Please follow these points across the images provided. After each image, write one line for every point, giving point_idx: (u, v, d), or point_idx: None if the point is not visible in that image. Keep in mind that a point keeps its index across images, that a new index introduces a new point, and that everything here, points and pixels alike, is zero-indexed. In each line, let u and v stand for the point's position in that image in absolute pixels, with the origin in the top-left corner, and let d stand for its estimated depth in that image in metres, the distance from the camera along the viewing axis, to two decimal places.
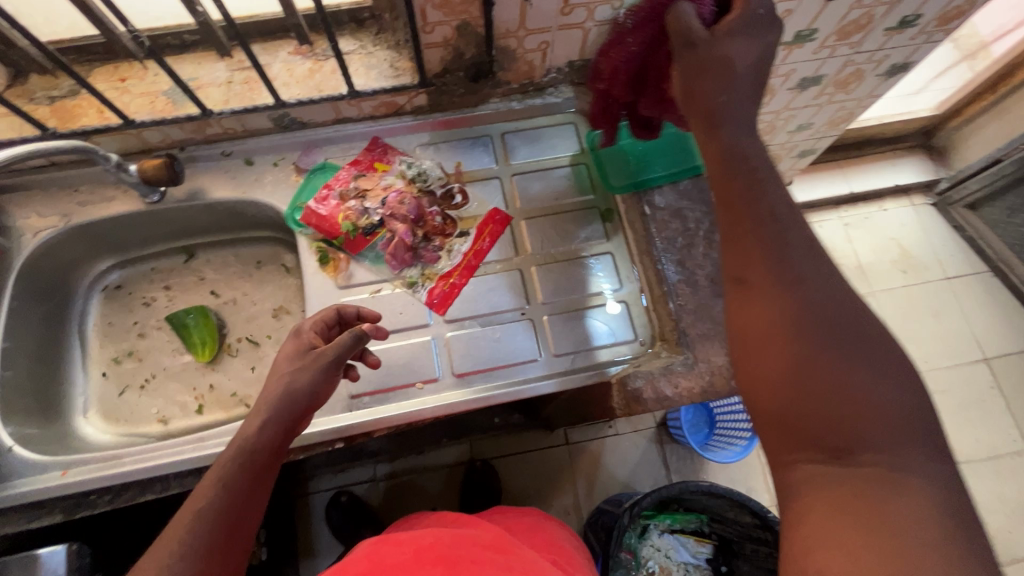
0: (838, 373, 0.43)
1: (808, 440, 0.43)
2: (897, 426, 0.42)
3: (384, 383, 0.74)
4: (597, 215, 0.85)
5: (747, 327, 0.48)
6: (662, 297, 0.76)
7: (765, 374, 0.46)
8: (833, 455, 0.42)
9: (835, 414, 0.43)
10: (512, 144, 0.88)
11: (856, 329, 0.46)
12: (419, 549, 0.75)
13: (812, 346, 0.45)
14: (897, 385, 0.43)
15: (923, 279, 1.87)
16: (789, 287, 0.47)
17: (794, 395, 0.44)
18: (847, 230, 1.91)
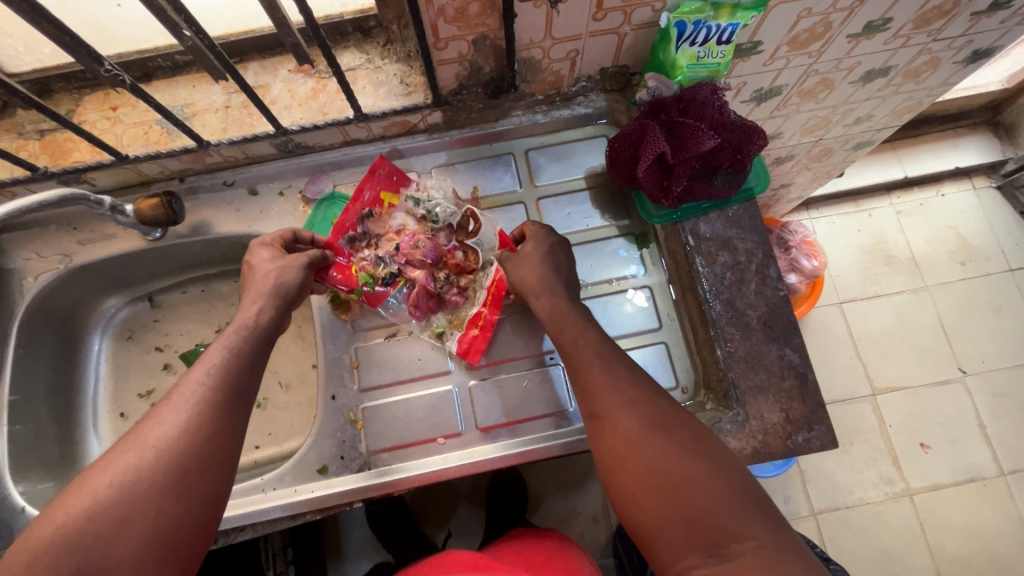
0: (679, 473, 0.53)
1: (689, 542, 0.50)
2: (745, 510, 0.51)
3: (404, 439, 0.70)
4: (631, 242, 0.77)
5: (612, 456, 0.56)
6: (708, 342, 0.68)
7: (637, 494, 0.54)
8: (716, 554, 0.49)
9: (694, 511, 0.51)
10: (537, 163, 0.80)
11: (690, 431, 0.56)
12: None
13: (662, 455, 0.54)
14: (724, 470, 0.53)
15: (983, 272, 1.72)
16: (632, 411, 0.57)
17: (665, 507, 0.52)
18: (899, 219, 1.76)
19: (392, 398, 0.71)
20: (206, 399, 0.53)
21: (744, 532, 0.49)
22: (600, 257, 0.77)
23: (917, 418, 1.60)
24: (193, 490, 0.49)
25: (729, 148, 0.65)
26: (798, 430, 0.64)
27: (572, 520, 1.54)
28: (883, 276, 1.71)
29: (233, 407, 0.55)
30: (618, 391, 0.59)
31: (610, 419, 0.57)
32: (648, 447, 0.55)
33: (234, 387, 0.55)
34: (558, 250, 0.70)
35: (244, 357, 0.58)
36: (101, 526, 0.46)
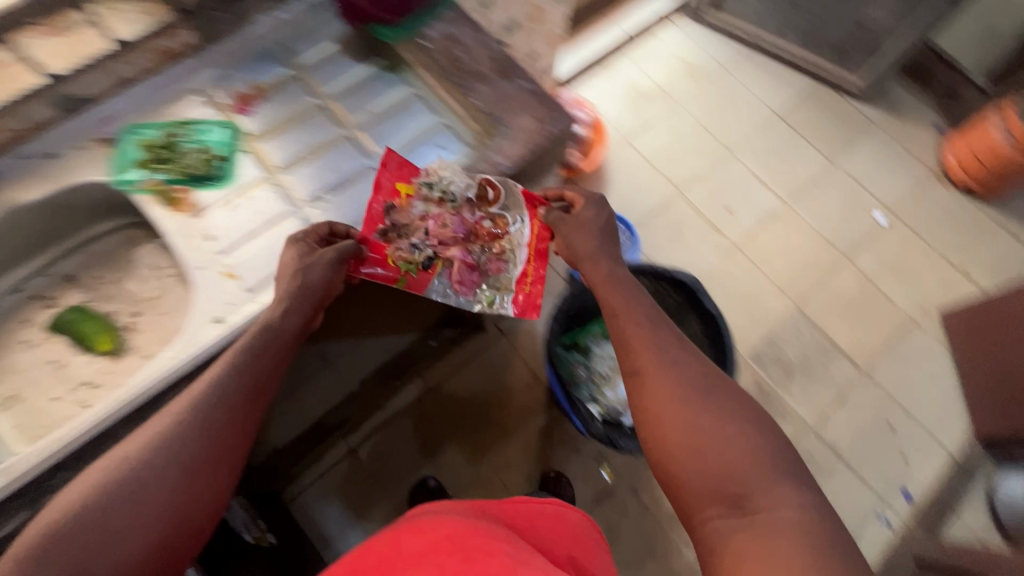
0: (705, 437, 0.73)
1: (715, 497, 0.70)
2: (772, 480, 0.70)
3: (273, 267, 0.82)
4: (390, 71, 0.96)
5: (655, 413, 0.77)
6: (463, 100, 0.92)
7: (676, 447, 0.74)
8: (740, 509, 0.69)
9: (725, 470, 0.71)
10: (294, 48, 0.96)
11: (732, 401, 0.77)
12: (436, 540, 0.71)
13: (700, 423, 0.74)
14: (749, 439, 0.73)
15: (709, 77, 2.20)
16: (676, 380, 0.79)
17: (692, 455, 0.73)
18: (638, 65, 2.19)
19: (247, 245, 0.83)
20: (217, 408, 0.73)
21: (773, 506, 0.68)
22: (373, 90, 0.94)
23: (716, 194, 2.01)
24: (205, 476, 0.71)
25: None
26: (548, 123, 0.88)
27: (512, 398, 1.70)
28: (646, 108, 2.12)
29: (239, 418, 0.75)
30: (663, 361, 0.80)
31: (654, 377, 0.80)
32: (686, 415, 0.75)
33: (240, 402, 0.75)
34: (601, 215, 0.92)
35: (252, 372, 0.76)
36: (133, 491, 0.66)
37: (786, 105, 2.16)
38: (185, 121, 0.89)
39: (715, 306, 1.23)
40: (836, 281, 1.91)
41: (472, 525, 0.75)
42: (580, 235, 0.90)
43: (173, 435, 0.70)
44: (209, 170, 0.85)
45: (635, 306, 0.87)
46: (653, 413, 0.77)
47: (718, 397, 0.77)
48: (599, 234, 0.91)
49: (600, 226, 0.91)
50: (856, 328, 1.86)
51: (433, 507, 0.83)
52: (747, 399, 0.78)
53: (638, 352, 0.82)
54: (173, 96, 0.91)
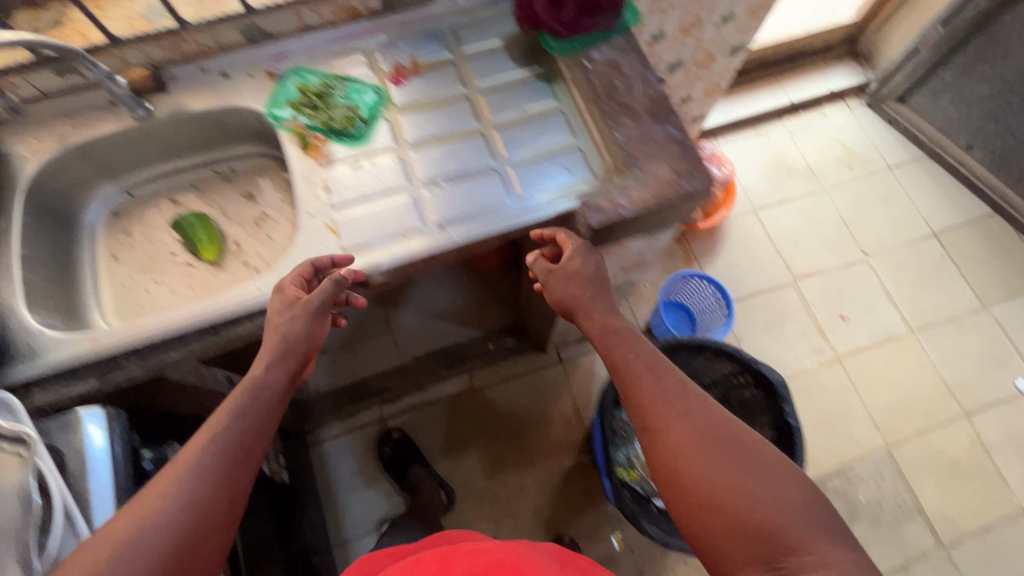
0: (738, 490, 0.58)
1: (751, 557, 0.56)
2: (814, 531, 0.55)
3: (373, 236, 0.82)
4: (543, 81, 0.95)
5: (670, 472, 0.63)
6: (609, 133, 0.86)
7: (704, 507, 0.59)
8: (776, 569, 0.54)
9: (757, 523, 0.56)
10: (462, 34, 0.98)
11: (746, 446, 0.62)
12: (491, 562, 0.66)
13: (722, 475, 0.59)
14: (790, 488, 0.58)
15: (868, 172, 2.00)
16: (681, 426, 0.64)
17: (725, 517, 0.57)
18: (792, 138, 2.05)
19: (359, 209, 0.84)
20: (199, 498, 0.57)
21: (809, 550, 0.54)
22: (520, 95, 0.94)
23: (833, 296, 1.82)
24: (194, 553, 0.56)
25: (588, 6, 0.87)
26: (685, 178, 0.82)
27: (548, 426, 1.65)
28: (787, 184, 1.97)
29: (243, 462, 0.62)
30: (667, 408, 0.66)
31: (663, 432, 0.65)
32: (714, 474, 0.60)
33: (244, 446, 0.63)
34: (589, 263, 0.82)
35: (228, 454, 0.61)
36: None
37: (948, 226, 1.92)
38: (342, 77, 0.92)
39: (800, 432, 1.08)
40: (942, 435, 1.66)
41: (529, 556, 0.69)
42: (572, 284, 0.81)
43: (177, 480, 0.58)
44: (348, 128, 0.88)
45: (635, 363, 0.72)
46: (674, 470, 0.62)
47: (745, 447, 0.62)
48: (589, 286, 0.81)
49: (592, 269, 0.82)
50: (949, 494, 1.60)
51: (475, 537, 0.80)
52: (775, 451, 0.62)
53: (658, 410, 0.66)
54: (334, 37, 0.95)
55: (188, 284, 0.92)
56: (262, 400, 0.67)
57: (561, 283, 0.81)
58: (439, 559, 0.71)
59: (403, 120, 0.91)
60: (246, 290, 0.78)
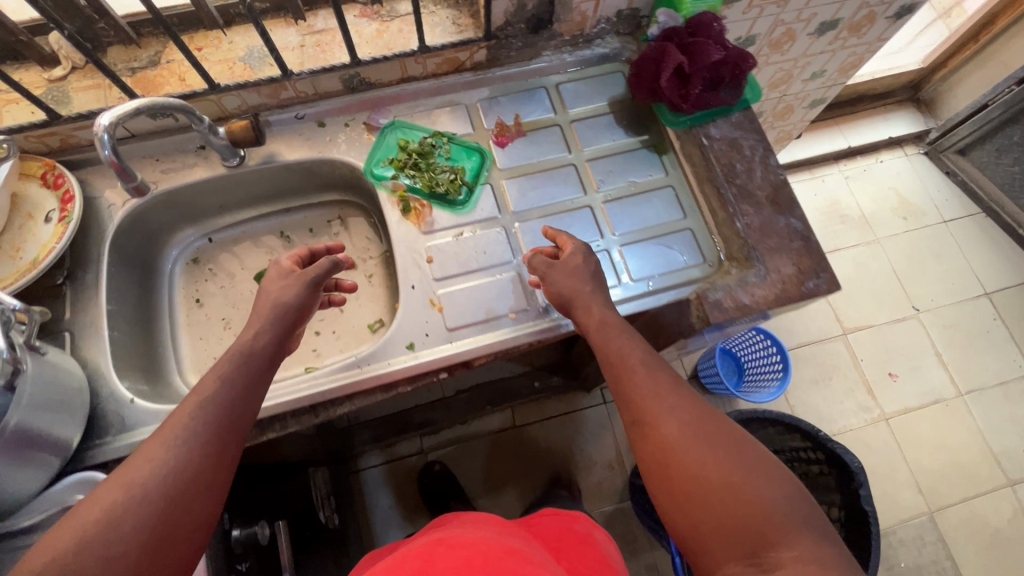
0: (724, 483, 0.56)
1: (732, 549, 0.53)
2: (791, 523, 0.54)
3: (478, 316, 0.78)
4: (652, 152, 0.90)
5: (660, 459, 0.60)
6: (728, 219, 0.82)
7: (686, 495, 0.57)
8: (756, 564, 0.52)
9: (737, 515, 0.54)
10: (567, 94, 0.94)
11: (736, 442, 0.60)
12: (471, 556, 0.68)
13: (708, 466, 0.58)
14: (775, 486, 0.56)
15: (923, 224, 1.97)
16: (675, 418, 0.62)
17: (709, 508, 0.56)
18: (848, 184, 2.00)
19: (463, 284, 0.80)
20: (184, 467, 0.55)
21: (789, 544, 0.52)
22: (628, 165, 0.89)
23: (883, 351, 1.79)
24: (184, 519, 0.54)
25: (713, 82, 0.82)
26: (809, 278, 0.78)
27: (590, 469, 1.62)
28: (841, 232, 1.93)
29: (234, 429, 0.60)
30: (661, 401, 0.64)
31: (655, 423, 0.63)
32: (700, 463, 0.58)
33: (234, 412, 0.61)
34: (591, 262, 0.77)
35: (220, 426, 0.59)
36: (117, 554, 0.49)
37: (1001, 287, 1.89)
38: (444, 133, 0.88)
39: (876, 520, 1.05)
40: (984, 503, 1.64)
41: (510, 552, 0.71)
42: (569, 277, 0.74)
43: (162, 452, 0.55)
44: (453, 192, 0.84)
45: (629, 355, 0.68)
46: (662, 462, 0.60)
47: (736, 442, 0.60)
48: (589, 280, 0.74)
49: (592, 271, 0.75)
50: (988, 564, 1.59)
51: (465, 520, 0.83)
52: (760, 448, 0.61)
53: (650, 404, 0.64)
54: (436, 89, 0.90)
55: None
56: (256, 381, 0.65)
57: (556, 274, 0.75)
58: (422, 553, 0.71)
59: (508, 186, 0.86)
60: (347, 369, 0.75)
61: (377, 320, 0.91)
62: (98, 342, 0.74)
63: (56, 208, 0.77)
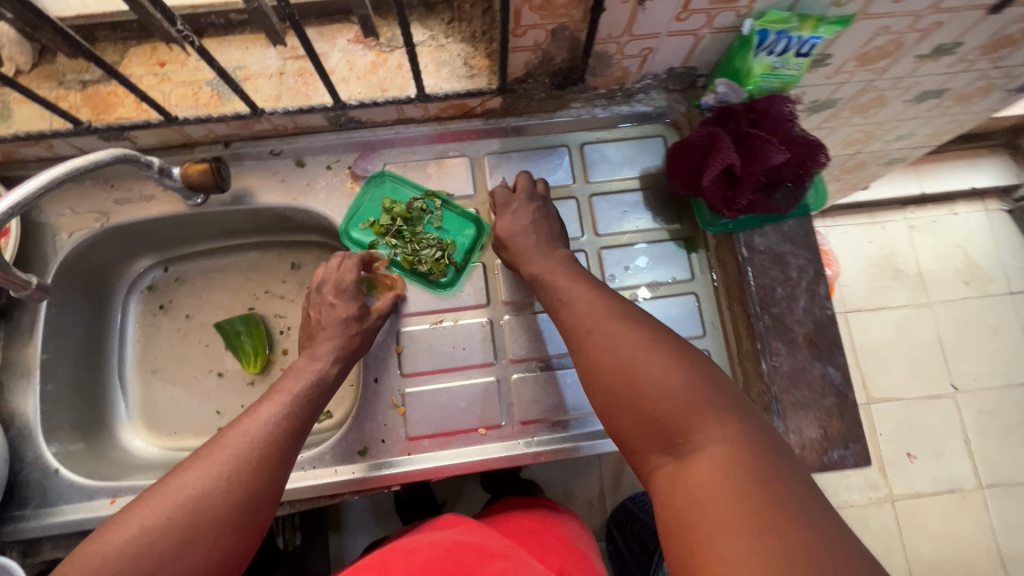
0: (641, 375, 0.51)
1: (653, 441, 0.49)
2: (710, 404, 0.47)
3: (444, 427, 0.69)
4: (680, 246, 0.77)
5: (584, 366, 0.55)
6: (754, 354, 0.69)
7: (608, 396, 0.53)
8: (680, 450, 0.46)
9: (662, 412, 0.48)
10: (592, 158, 0.78)
11: (665, 342, 0.53)
12: (430, 561, 0.55)
13: (625, 361, 0.52)
14: (697, 373, 0.50)
15: (986, 292, 1.75)
16: (600, 323, 0.56)
17: (627, 406, 0.51)
18: (911, 234, 1.77)
19: (434, 385, 0.70)
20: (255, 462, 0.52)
21: (709, 423, 0.46)
22: (648, 261, 0.76)
23: (906, 428, 1.65)
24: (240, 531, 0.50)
25: (766, 191, 0.67)
26: (835, 447, 0.65)
27: None
28: (889, 289, 1.74)
29: (293, 445, 0.56)
30: (595, 319, 0.57)
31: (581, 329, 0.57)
32: (619, 360, 0.53)
33: (294, 430, 0.57)
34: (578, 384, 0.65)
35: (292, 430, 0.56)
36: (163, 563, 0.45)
37: None
38: (438, 195, 0.75)
39: None
40: None
41: (471, 546, 0.58)
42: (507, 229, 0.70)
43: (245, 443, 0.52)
44: (436, 273, 0.72)
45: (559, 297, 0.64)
46: (595, 377, 0.54)
47: (658, 338, 0.54)
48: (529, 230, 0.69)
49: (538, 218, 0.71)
50: None
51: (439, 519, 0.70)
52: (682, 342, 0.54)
53: (582, 321, 0.58)
54: (436, 137, 0.77)
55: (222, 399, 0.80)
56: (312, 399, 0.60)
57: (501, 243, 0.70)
58: (374, 566, 0.57)
59: (503, 270, 0.74)
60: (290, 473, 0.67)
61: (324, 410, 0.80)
62: (28, 397, 0.68)
63: None
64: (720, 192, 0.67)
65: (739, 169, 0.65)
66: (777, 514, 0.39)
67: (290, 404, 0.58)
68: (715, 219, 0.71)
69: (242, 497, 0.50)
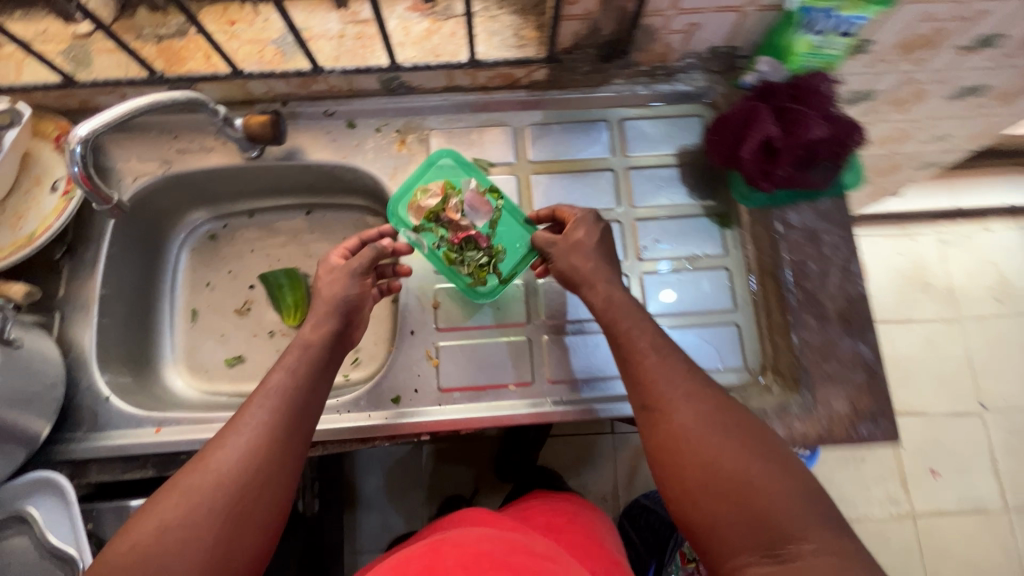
0: (738, 473, 0.51)
1: (745, 537, 0.49)
2: (802, 511, 0.49)
3: (475, 381, 0.71)
4: (714, 222, 0.78)
5: (673, 448, 0.54)
6: (785, 328, 0.70)
7: (698, 489, 0.51)
8: (773, 556, 0.47)
9: (754, 510, 0.49)
10: (631, 133, 0.81)
11: (748, 427, 0.54)
12: (479, 555, 0.55)
13: (720, 455, 0.52)
14: (787, 475, 0.51)
15: (1018, 311, 1.71)
16: (691, 402, 0.55)
17: (721, 501, 0.50)
18: (942, 248, 1.75)
19: (467, 340, 0.73)
20: (245, 454, 0.52)
21: (805, 535, 0.48)
22: (682, 236, 0.78)
23: (931, 444, 1.61)
24: (242, 522, 0.50)
25: (800, 165, 0.68)
26: (864, 423, 0.66)
27: None
28: (917, 302, 1.72)
29: (287, 432, 0.55)
30: (672, 386, 0.57)
31: (669, 410, 0.55)
32: (715, 451, 0.52)
33: (291, 423, 0.56)
34: None
35: (285, 420, 0.55)
36: (184, 562, 0.47)
37: None
38: (499, 193, 0.73)
39: None
40: None
41: (516, 544, 0.58)
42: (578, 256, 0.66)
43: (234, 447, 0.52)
44: (477, 278, 0.72)
45: None
46: (673, 467, 0.53)
47: (747, 431, 0.54)
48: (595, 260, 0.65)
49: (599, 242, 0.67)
50: None
51: (474, 517, 0.69)
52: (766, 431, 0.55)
53: (662, 387, 0.57)
54: (484, 106, 0.80)
55: (260, 343, 0.83)
56: (314, 385, 0.59)
57: (565, 251, 0.66)
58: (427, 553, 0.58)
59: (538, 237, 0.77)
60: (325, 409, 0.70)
61: (236, 354, 0.83)
62: (86, 327, 0.72)
63: (64, 177, 0.73)
64: (757, 165, 0.68)
65: (776, 142, 0.66)
66: None
67: (285, 395, 0.57)
68: (753, 198, 0.73)
69: (237, 495, 0.51)
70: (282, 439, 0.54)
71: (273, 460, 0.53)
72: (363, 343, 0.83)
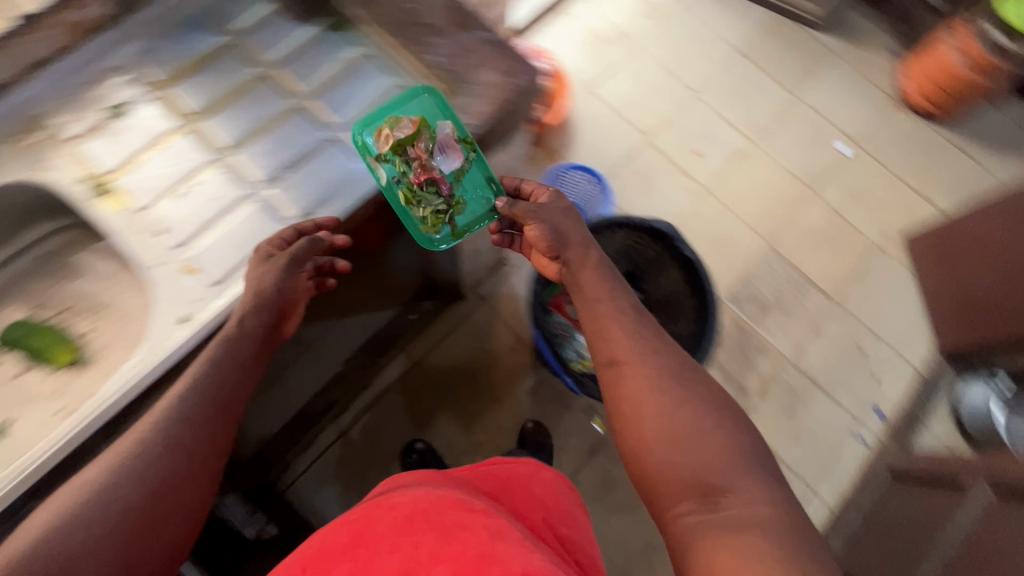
0: (690, 441, 0.75)
1: (688, 492, 0.73)
2: (731, 467, 0.73)
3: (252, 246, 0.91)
4: (336, 35, 0.99)
5: (642, 408, 0.79)
6: (424, 60, 0.97)
7: (659, 442, 0.76)
8: (705, 502, 0.71)
9: (694, 468, 0.73)
10: (234, 16, 0.99)
11: (709, 418, 0.78)
12: (412, 515, 0.70)
13: (678, 421, 0.77)
14: (726, 453, 0.75)
15: (668, 15, 2.11)
16: (658, 389, 0.80)
17: (672, 456, 0.75)
18: (594, 7, 2.09)
19: (228, 221, 0.92)
20: (149, 472, 0.74)
21: (729, 490, 0.71)
22: (322, 59, 0.98)
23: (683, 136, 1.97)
24: (151, 522, 0.73)
25: None
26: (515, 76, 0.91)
27: (498, 359, 1.71)
28: (606, 52, 2.03)
29: (184, 457, 0.78)
30: (642, 353, 0.85)
31: (631, 369, 0.83)
32: (677, 423, 0.77)
33: (185, 456, 0.78)
34: None
35: (181, 450, 0.77)
36: (101, 550, 0.68)
37: (747, 40, 2.10)
38: (472, 145, 0.94)
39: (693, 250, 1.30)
40: (804, 215, 1.92)
41: (458, 504, 0.73)
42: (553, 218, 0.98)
43: (138, 466, 0.74)
44: (432, 219, 1.00)
45: None
46: (643, 423, 0.78)
47: (697, 418, 0.78)
48: (581, 242, 0.98)
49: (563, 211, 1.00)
50: (826, 261, 1.88)
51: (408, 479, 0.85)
52: (719, 406, 0.80)
53: (629, 360, 0.84)
54: (98, 76, 0.94)
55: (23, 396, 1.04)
56: (204, 418, 0.80)
57: (537, 220, 0.97)
58: (363, 519, 0.72)
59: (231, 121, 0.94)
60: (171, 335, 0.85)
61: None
62: None
63: None
64: None
65: None
66: (762, 545, 0.64)
67: (179, 431, 0.77)
68: None
69: (143, 502, 0.73)
70: (182, 462, 0.77)
71: (173, 477, 0.76)
72: (109, 336, 1.08)
